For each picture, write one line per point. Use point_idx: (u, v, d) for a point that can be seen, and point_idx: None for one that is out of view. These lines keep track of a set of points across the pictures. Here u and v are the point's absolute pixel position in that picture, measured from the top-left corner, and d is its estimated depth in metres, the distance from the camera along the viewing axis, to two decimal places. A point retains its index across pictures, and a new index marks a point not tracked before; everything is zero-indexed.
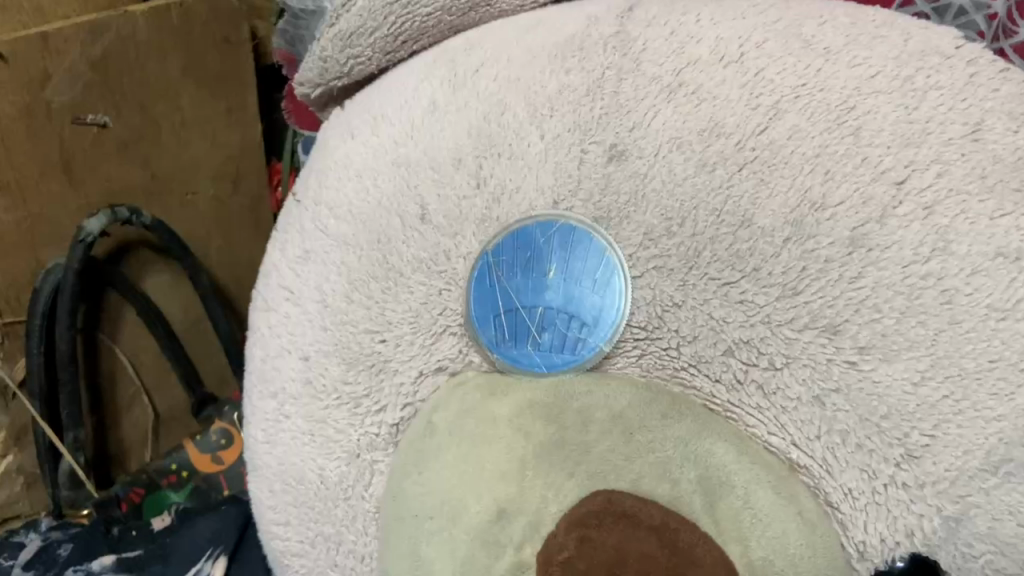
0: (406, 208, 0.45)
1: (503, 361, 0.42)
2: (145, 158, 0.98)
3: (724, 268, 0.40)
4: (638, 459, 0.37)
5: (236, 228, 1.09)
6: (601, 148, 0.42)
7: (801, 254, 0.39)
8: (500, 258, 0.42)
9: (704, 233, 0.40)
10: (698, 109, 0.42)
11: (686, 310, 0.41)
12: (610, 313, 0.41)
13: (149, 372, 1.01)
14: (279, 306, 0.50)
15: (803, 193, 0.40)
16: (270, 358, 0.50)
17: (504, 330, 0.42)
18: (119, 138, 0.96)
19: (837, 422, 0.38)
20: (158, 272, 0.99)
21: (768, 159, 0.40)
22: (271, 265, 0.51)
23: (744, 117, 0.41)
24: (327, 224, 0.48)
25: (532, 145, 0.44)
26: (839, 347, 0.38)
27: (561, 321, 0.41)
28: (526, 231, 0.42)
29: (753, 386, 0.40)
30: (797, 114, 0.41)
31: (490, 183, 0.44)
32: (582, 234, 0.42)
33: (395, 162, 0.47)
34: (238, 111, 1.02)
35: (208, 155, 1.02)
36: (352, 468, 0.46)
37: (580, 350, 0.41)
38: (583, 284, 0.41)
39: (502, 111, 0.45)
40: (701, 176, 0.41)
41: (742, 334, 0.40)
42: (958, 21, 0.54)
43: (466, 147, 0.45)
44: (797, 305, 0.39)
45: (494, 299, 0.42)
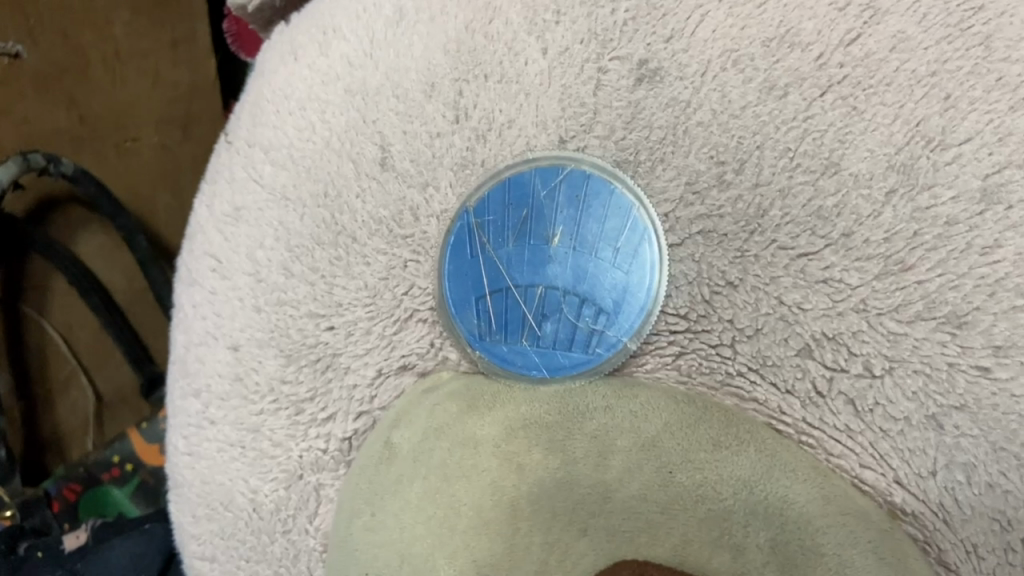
0: (361, 149, 0.33)
1: (488, 363, 0.30)
2: (72, 96, 0.62)
3: (801, 233, 0.28)
4: (681, 512, 0.27)
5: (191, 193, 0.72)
6: (626, 66, 0.31)
7: (910, 213, 0.28)
8: (486, 218, 0.30)
9: (771, 183, 0.29)
10: (761, 9, 0.30)
11: (745, 292, 0.29)
12: (641, 295, 0.29)
13: (85, 352, 0.70)
14: (201, 279, 0.36)
15: (913, 127, 0.28)
16: (192, 346, 0.37)
17: (491, 318, 0.30)
18: (37, 75, 0.60)
19: (959, 452, 0.27)
20: (92, 231, 0.68)
21: (861, 79, 0.29)
22: (192, 224, 0.38)
23: (828, 22, 0.29)
24: (262, 171, 0.35)
25: (531, 62, 0.32)
26: (967, 346, 0.27)
27: (569, 307, 0.30)
28: (520, 180, 0.30)
29: (841, 401, 0.28)
30: (904, 16, 0.29)
31: (474, 115, 0.32)
32: (598, 183, 0.30)
33: (348, 89, 0.34)
34: (186, 44, 0.66)
35: (153, 99, 0.66)
36: (292, 494, 0.35)
37: (595, 348, 0.30)
38: (600, 255, 0.29)
39: (489, 16, 0.32)
40: (769, 103, 0.29)
41: (826, 328, 0.28)
42: None
43: (440, 66, 0.33)
44: (905, 285, 0.27)
45: (477, 275, 0.30)
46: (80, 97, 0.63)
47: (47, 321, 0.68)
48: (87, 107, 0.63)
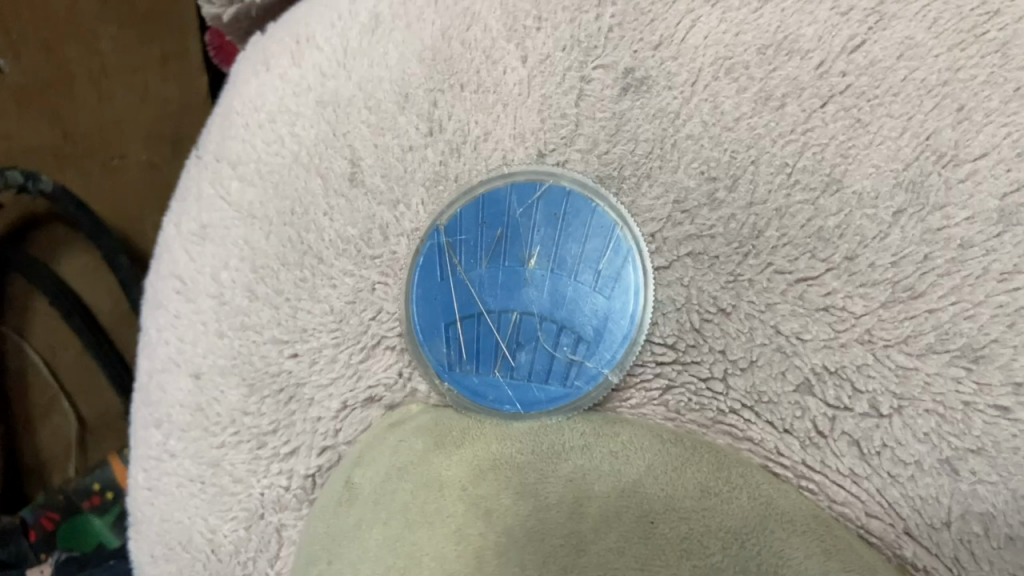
0: (329, 164, 0.31)
1: (457, 397, 0.28)
2: (57, 112, 0.62)
3: (800, 256, 0.26)
4: (664, 570, 0.22)
5: None
6: (611, 74, 0.28)
7: (920, 235, 0.25)
8: (458, 238, 0.28)
9: (767, 201, 0.26)
10: (757, 13, 0.27)
11: (738, 320, 0.26)
12: (625, 322, 0.27)
13: (68, 373, 0.67)
14: (163, 302, 0.34)
15: (923, 141, 0.26)
16: (155, 372, 0.34)
17: (461, 347, 0.28)
18: (21, 90, 0.61)
19: (977, 501, 0.24)
20: (76, 250, 0.65)
21: (866, 89, 0.26)
22: (158, 243, 0.35)
23: (829, 27, 0.27)
24: (228, 187, 0.33)
25: (510, 71, 0.30)
26: (984, 382, 0.24)
27: (546, 335, 0.27)
28: (495, 197, 0.28)
29: (845, 442, 0.25)
30: (912, 21, 0.26)
31: (448, 127, 0.30)
32: (579, 201, 0.27)
33: (318, 101, 0.32)
34: (176, 60, 0.62)
35: (142, 115, 0.63)
36: (251, 535, 0.32)
37: (575, 380, 0.27)
38: (579, 279, 0.27)
39: (467, 23, 0.30)
40: (765, 115, 0.27)
41: (829, 361, 0.25)
42: None
43: (414, 76, 0.31)
44: (915, 314, 0.25)
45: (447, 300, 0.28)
46: (65, 112, 0.62)
47: (29, 346, 0.66)
48: (70, 122, 0.62)
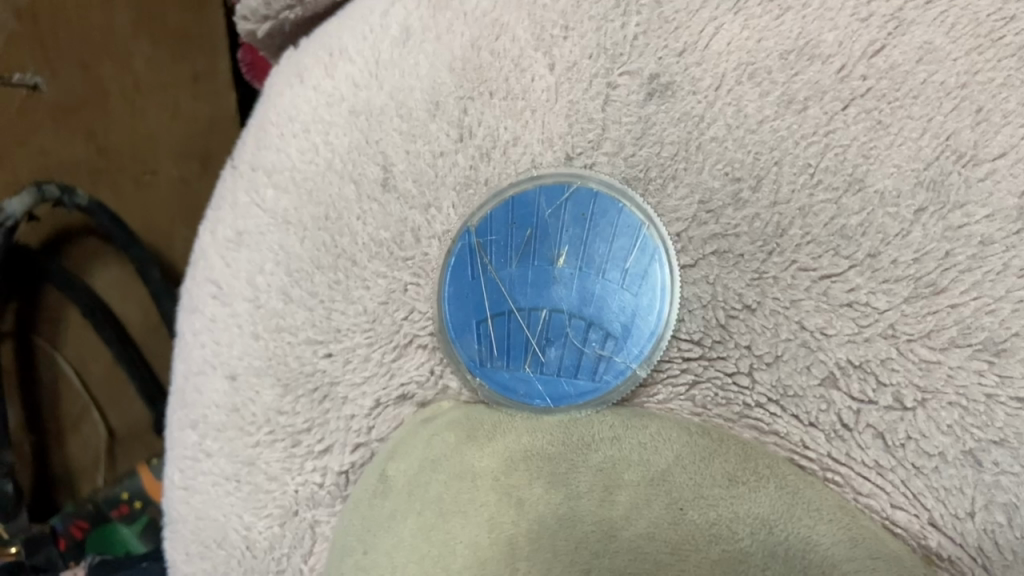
0: (363, 170, 0.32)
1: (489, 391, 0.29)
2: (91, 127, 0.63)
3: (823, 254, 0.27)
4: (693, 552, 0.23)
5: None
6: (636, 80, 0.29)
7: (942, 232, 0.26)
8: (489, 238, 0.29)
9: (790, 200, 0.27)
10: (779, 20, 0.28)
11: (763, 316, 0.27)
12: (653, 318, 0.28)
13: (99, 386, 0.68)
14: (201, 306, 0.35)
15: (943, 141, 0.26)
16: (191, 374, 0.35)
17: (492, 343, 0.29)
18: (58, 106, 0.62)
19: (1000, 491, 0.24)
20: (108, 263, 0.67)
21: (886, 92, 0.27)
22: (195, 249, 0.36)
23: (849, 33, 0.28)
24: (264, 193, 0.34)
25: (538, 79, 0.31)
26: (1006, 375, 0.25)
27: (575, 331, 0.28)
28: (524, 198, 0.29)
29: (869, 435, 0.26)
30: (930, 26, 0.27)
31: (478, 133, 0.31)
32: (606, 201, 0.28)
33: (352, 109, 0.33)
34: (207, 78, 0.64)
35: (174, 131, 0.65)
36: (285, 531, 0.33)
37: (603, 375, 0.28)
38: (607, 277, 0.28)
39: (496, 33, 0.31)
40: (787, 118, 0.28)
41: (853, 356, 0.26)
42: None
43: (445, 85, 0.32)
44: (937, 309, 0.25)
45: (478, 298, 0.29)
46: (98, 128, 0.63)
47: (61, 356, 0.67)
48: (104, 138, 0.63)
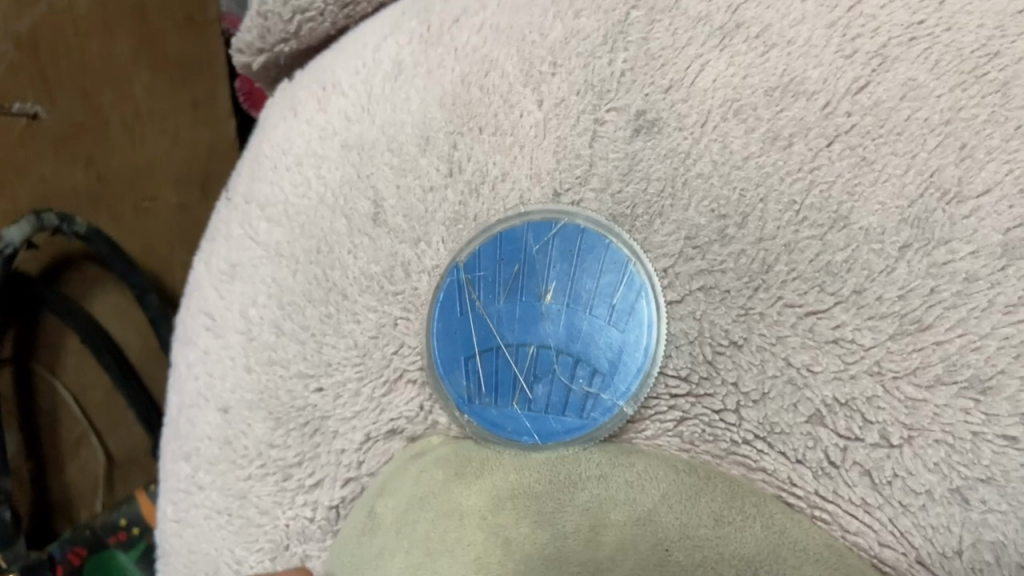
0: (354, 205, 0.33)
1: (477, 428, 0.29)
2: (90, 156, 0.62)
3: (809, 290, 0.27)
4: None
5: None
6: (623, 117, 0.30)
7: (926, 269, 0.26)
8: (477, 273, 0.29)
9: (776, 237, 0.27)
10: (764, 57, 0.29)
11: (749, 352, 0.27)
12: (641, 355, 0.28)
13: (98, 412, 0.68)
14: (195, 338, 0.35)
15: (927, 177, 0.26)
16: (185, 407, 0.35)
17: (480, 380, 0.29)
18: (56, 135, 0.60)
19: (988, 530, 0.24)
20: (107, 290, 0.67)
21: (870, 128, 0.27)
22: (190, 281, 0.37)
23: (834, 70, 0.28)
24: (257, 227, 0.34)
25: (526, 114, 0.31)
26: (992, 413, 0.25)
27: (563, 368, 0.28)
28: (512, 235, 0.29)
29: (857, 472, 0.26)
30: (914, 63, 0.28)
31: (468, 168, 0.31)
32: (593, 238, 0.29)
33: (344, 144, 0.33)
34: (206, 104, 0.65)
35: (175, 155, 0.65)
36: (276, 565, 0.33)
37: (591, 412, 0.28)
38: (595, 313, 0.28)
39: (485, 69, 0.32)
40: (773, 155, 0.28)
41: (839, 393, 0.26)
42: None
43: (435, 120, 0.32)
44: (922, 346, 0.25)
45: (466, 334, 0.29)
46: (97, 156, 0.62)
47: (59, 382, 0.67)
48: (104, 166, 0.63)
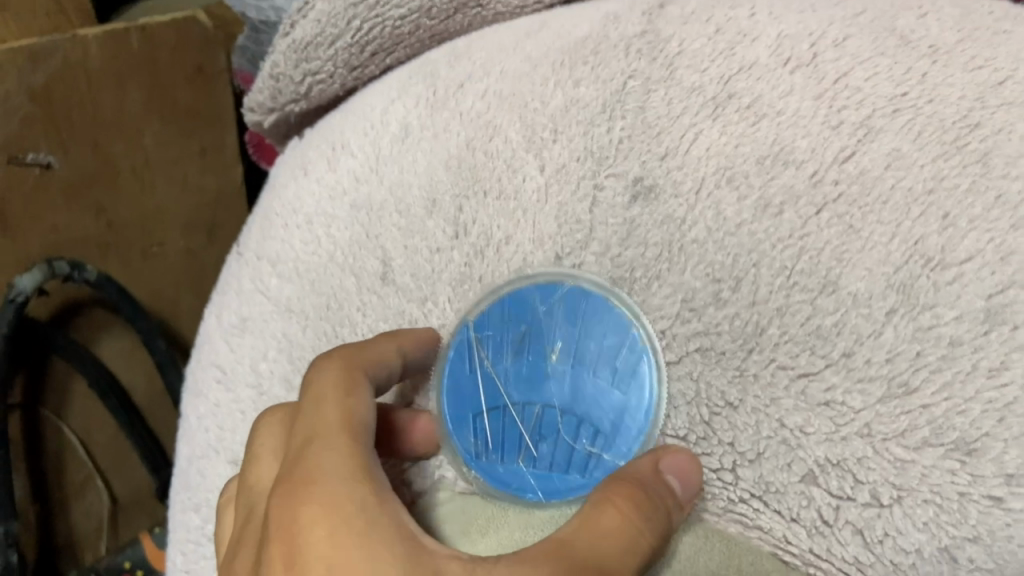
0: (363, 264, 0.34)
1: (485, 482, 0.31)
2: (101, 204, 0.64)
3: (800, 353, 0.28)
4: None
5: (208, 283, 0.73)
6: (621, 183, 0.31)
7: (912, 333, 0.27)
8: (486, 333, 0.31)
9: (768, 300, 0.28)
10: (754, 127, 0.30)
11: (745, 413, 0.28)
12: (641, 418, 0.29)
13: (104, 454, 0.70)
14: (207, 390, 0.36)
15: (912, 245, 0.27)
16: (195, 458, 0.36)
17: (488, 436, 0.31)
18: (67, 184, 0.61)
19: None
20: (116, 334, 0.68)
21: (857, 197, 0.28)
22: (202, 333, 0.39)
23: (821, 141, 0.29)
24: (268, 282, 0.36)
25: (528, 179, 0.32)
26: (978, 475, 0.26)
27: (567, 429, 0.30)
28: (519, 295, 0.31)
29: (849, 531, 0.27)
30: (898, 134, 0.29)
31: (473, 231, 0.33)
32: (597, 301, 0.30)
33: (353, 204, 0.35)
34: (213, 151, 0.69)
35: (182, 202, 0.69)
36: None
37: (593, 471, 0.29)
38: (598, 377, 0.30)
39: (489, 134, 0.34)
40: (764, 221, 0.29)
41: (831, 453, 0.27)
42: None
43: (441, 182, 0.34)
44: (910, 409, 0.26)
45: (474, 391, 0.31)
46: (108, 204, 0.64)
47: (67, 427, 0.67)
48: (115, 213, 0.65)
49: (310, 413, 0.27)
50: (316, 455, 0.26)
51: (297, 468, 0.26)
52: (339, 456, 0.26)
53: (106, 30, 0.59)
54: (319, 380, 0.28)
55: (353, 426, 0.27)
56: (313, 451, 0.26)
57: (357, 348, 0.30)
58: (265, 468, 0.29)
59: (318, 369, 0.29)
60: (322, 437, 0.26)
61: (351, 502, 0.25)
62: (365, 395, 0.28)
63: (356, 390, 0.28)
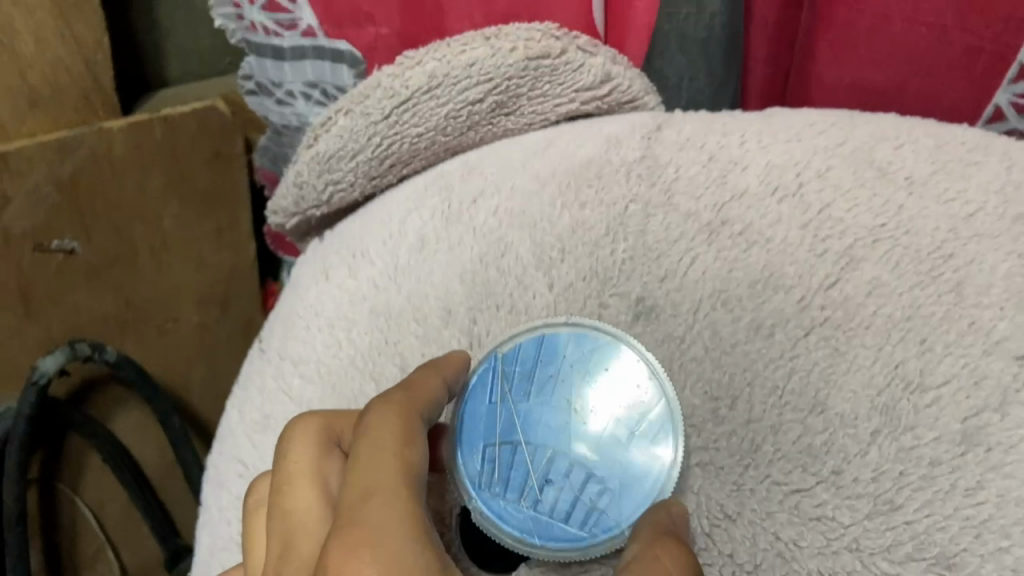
0: (381, 370, 0.36)
1: (481, 512, 0.31)
2: (120, 284, 0.66)
3: (793, 469, 0.30)
4: None
5: (221, 358, 0.75)
6: (624, 302, 0.34)
7: (895, 453, 0.29)
8: (514, 369, 0.32)
9: (762, 419, 0.31)
10: (746, 253, 0.33)
11: (742, 525, 0.30)
12: (653, 484, 0.31)
13: (115, 525, 0.71)
14: (229, 485, 0.38)
15: (893, 369, 0.30)
16: (216, 551, 0.38)
17: (495, 468, 0.32)
18: (90, 267, 0.63)
19: None
20: (129, 407, 0.69)
21: (841, 322, 0.31)
22: (224, 427, 0.41)
23: (807, 267, 0.32)
24: (291, 383, 0.38)
25: (538, 296, 0.35)
26: None
27: (575, 480, 0.31)
28: (552, 338, 0.32)
29: None
30: (877, 263, 0.31)
31: (487, 343, 0.35)
32: (623, 359, 0.32)
33: (373, 310, 0.37)
34: (229, 231, 0.71)
35: (195, 280, 0.71)
36: None
37: (592, 527, 0.31)
38: (613, 433, 0.31)
39: (501, 251, 0.36)
40: (756, 342, 0.31)
41: (823, 566, 0.29)
42: None
43: (456, 295, 0.36)
44: (894, 525, 0.29)
45: (491, 422, 0.32)
46: (127, 283, 0.66)
47: (80, 498, 0.68)
48: (132, 292, 0.67)
49: (368, 462, 0.28)
50: (375, 511, 0.26)
51: (352, 524, 0.26)
52: (389, 514, 0.26)
53: (132, 122, 0.61)
54: (379, 413, 0.29)
55: (410, 482, 0.28)
56: (371, 510, 0.26)
57: (411, 390, 0.30)
58: (304, 499, 0.29)
59: (377, 410, 0.29)
60: (382, 498, 0.27)
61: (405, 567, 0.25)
62: (421, 440, 0.29)
63: (413, 437, 0.29)
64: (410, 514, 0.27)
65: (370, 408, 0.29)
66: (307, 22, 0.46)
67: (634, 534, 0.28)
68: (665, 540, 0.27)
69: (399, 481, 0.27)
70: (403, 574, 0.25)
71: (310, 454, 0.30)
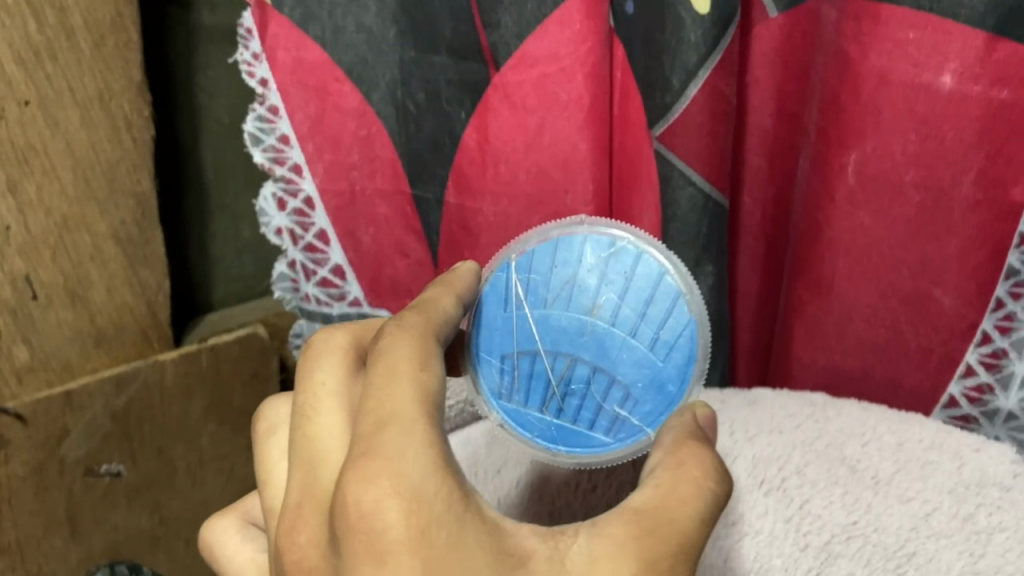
0: None
1: (505, 419, 0.37)
2: (158, 502, 0.59)
3: None
4: None
5: None
6: None
7: None
8: (531, 278, 0.37)
9: None
10: (739, 543, 0.38)
11: None
12: (676, 386, 0.36)
13: None
14: None
15: None
16: None
17: (515, 378, 0.37)
18: (132, 489, 0.57)
19: None
20: None
21: None
22: None
23: (791, 559, 0.37)
24: None
25: None
26: None
27: (596, 387, 0.36)
28: (569, 240, 0.37)
29: None
30: (852, 559, 0.37)
31: None
32: (637, 256, 0.37)
33: None
34: None
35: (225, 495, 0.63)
36: None
37: (615, 431, 0.36)
38: (629, 338, 0.36)
39: None
40: None
41: None
42: (1010, 425, 0.45)
43: None
44: None
45: (508, 334, 0.37)
46: (165, 500, 0.59)
47: None
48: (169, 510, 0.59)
49: (384, 385, 0.28)
50: (391, 439, 0.27)
51: (372, 453, 0.27)
52: (410, 441, 0.27)
53: (185, 353, 0.58)
54: (394, 342, 0.30)
55: (429, 405, 0.28)
56: (390, 435, 0.27)
57: (426, 317, 0.32)
58: (325, 424, 0.30)
59: (392, 339, 0.30)
60: (398, 421, 0.27)
61: (429, 495, 0.26)
62: (436, 362, 0.29)
63: (428, 361, 0.29)
64: (428, 432, 0.27)
65: (385, 331, 0.30)
66: (354, 295, 0.55)
67: (658, 444, 0.32)
68: (692, 445, 0.31)
69: (416, 402, 0.28)
70: (427, 494, 0.26)
71: (333, 376, 0.31)
